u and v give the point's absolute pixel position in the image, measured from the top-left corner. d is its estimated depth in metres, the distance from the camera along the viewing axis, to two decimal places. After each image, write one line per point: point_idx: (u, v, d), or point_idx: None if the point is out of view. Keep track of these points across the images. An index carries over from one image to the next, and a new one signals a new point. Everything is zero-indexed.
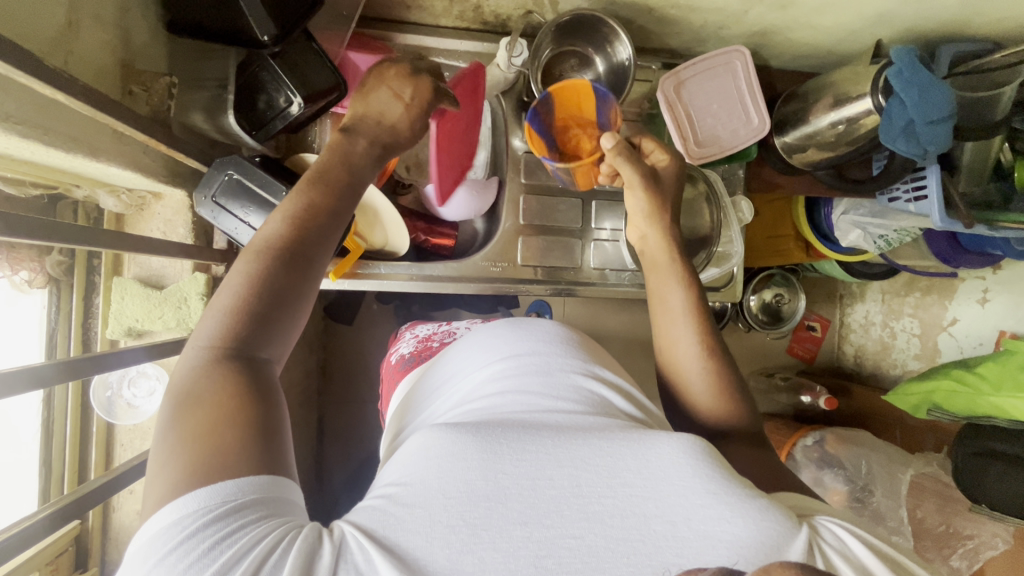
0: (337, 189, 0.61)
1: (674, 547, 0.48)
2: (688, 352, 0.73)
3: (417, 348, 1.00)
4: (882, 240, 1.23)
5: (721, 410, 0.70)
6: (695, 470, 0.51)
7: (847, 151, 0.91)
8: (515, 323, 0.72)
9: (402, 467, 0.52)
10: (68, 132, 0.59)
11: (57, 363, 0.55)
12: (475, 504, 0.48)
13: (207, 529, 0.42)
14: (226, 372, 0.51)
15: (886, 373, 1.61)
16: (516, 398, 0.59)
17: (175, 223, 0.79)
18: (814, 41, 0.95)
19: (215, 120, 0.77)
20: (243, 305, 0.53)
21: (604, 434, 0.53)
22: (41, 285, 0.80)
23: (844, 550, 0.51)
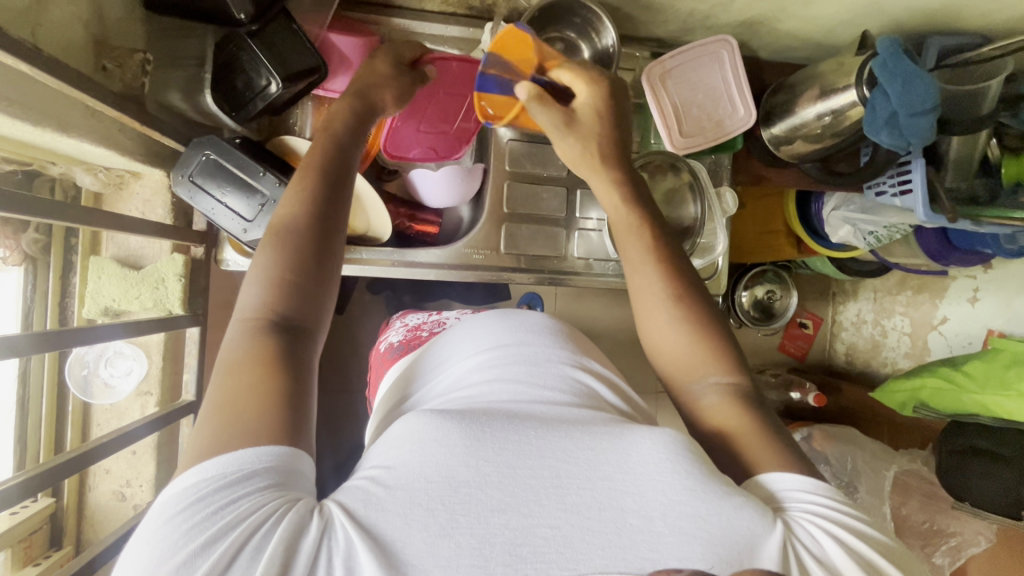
0: (333, 166, 0.62)
1: (649, 541, 0.47)
2: (658, 301, 0.67)
3: (406, 337, 1.00)
4: (872, 236, 1.23)
5: (698, 363, 0.64)
6: (676, 465, 0.50)
7: (833, 143, 0.91)
8: (506, 315, 0.72)
9: (385, 451, 0.51)
10: (38, 106, 0.58)
11: (32, 333, 0.54)
12: (456, 489, 0.47)
13: (216, 495, 0.42)
14: (265, 340, 0.52)
15: (876, 371, 1.61)
16: (503, 387, 0.59)
17: (153, 204, 0.80)
18: (803, 32, 0.94)
19: (192, 100, 0.77)
20: (281, 277, 0.55)
21: (587, 427, 0.53)
22: (16, 263, 0.80)
23: (820, 549, 0.49)
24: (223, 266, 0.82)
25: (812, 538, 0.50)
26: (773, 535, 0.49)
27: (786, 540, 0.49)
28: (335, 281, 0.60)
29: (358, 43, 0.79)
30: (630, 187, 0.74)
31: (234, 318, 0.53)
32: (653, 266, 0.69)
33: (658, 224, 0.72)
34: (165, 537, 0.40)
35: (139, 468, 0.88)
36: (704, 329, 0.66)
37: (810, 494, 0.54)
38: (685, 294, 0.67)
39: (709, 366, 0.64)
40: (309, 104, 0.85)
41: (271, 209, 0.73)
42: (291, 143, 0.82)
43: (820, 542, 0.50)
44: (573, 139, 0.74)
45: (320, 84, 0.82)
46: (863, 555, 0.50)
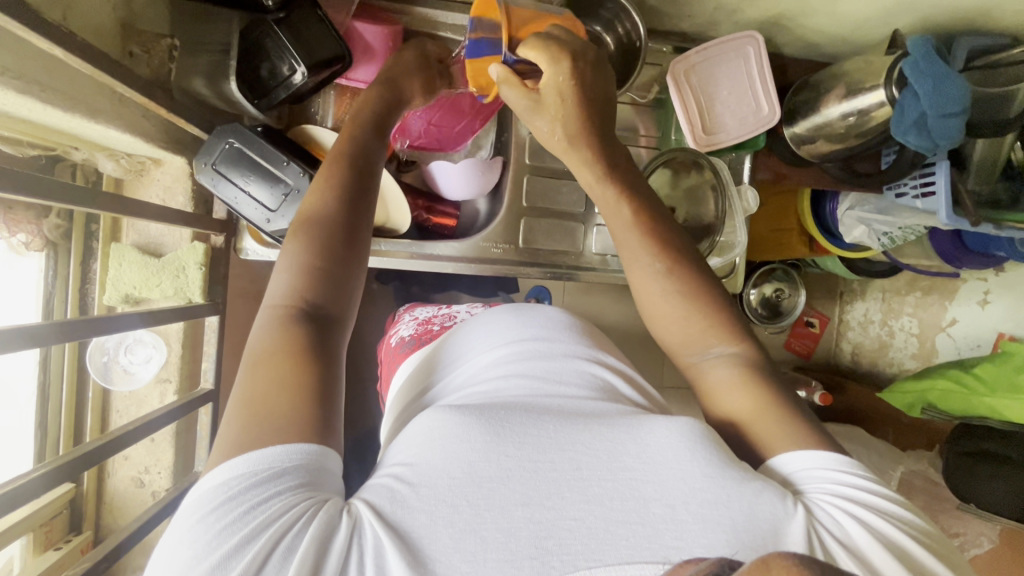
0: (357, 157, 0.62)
1: (673, 529, 0.46)
2: (655, 273, 0.65)
3: (418, 331, 0.99)
4: (887, 237, 1.22)
5: (699, 335, 0.63)
6: (694, 453, 0.50)
7: (856, 144, 0.90)
8: (519, 309, 0.72)
9: (405, 446, 0.50)
10: (67, 91, 0.57)
11: (54, 324, 0.54)
12: (478, 485, 0.46)
13: (248, 493, 0.42)
14: (296, 329, 0.51)
15: (882, 371, 1.61)
16: (520, 382, 0.58)
17: (174, 190, 0.79)
18: (829, 29, 0.93)
19: (215, 86, 0.75)
20: (311, 267, 0.54)
21: (604, 419, 0.53)
22: (38, 248, 0.80)
23: (844, 531, 0.47)
24: (241, 255, 0.82)
25: (834, 521, 0.48)
26: (796, 519, 0.47)
27: (808, 526, 0.47)
28: (362, 273, 0.59)
29: (383, 32, 0.79)
30: (624, 168, 0.72)
31: (263, 309, 0.53)
32: (642, 237, 0.67)
33: (645, 200, 0.70)
34: (197, 540, 0.40)
35: (158, 455, 0.88)
36: (702, 297, 0.64)
37: (832, 474, 0.51)
38: (678, 261, 0.66)
39: (711, 338, 0.63)
40: (332, 94, 0.85)
41: (295, 199, 0.72)
42: (312, 132, 0.82)
43: (845, 524, 0.47)
44: (548, 117, 0.70)
45: (343, 74, 0.81)
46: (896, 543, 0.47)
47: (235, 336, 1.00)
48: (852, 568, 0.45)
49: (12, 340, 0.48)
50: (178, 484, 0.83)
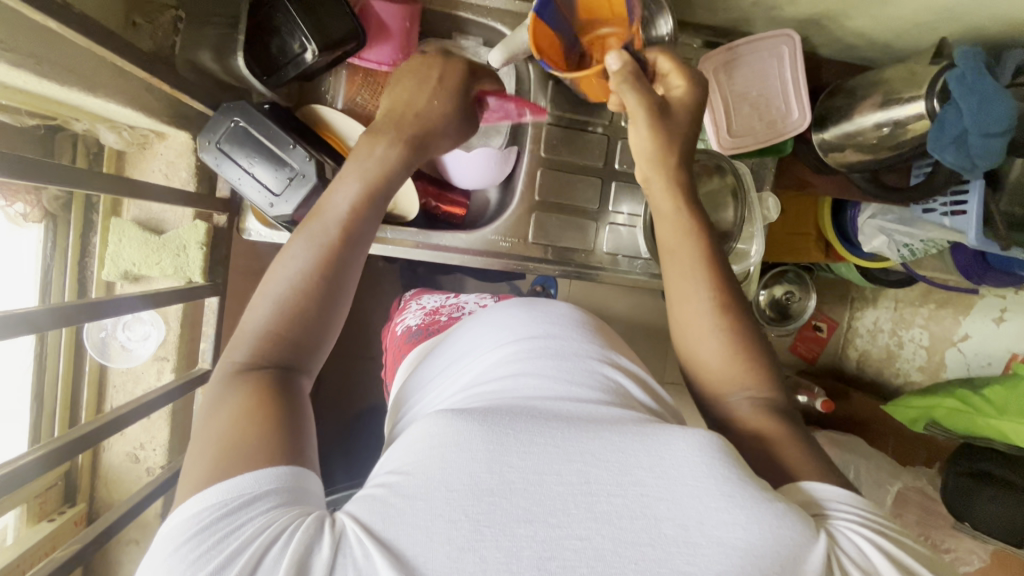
0: (371, 197, 0.62)
1: (685, 553, 0.41)
2: (708, 316, 0.65)
3: (423, 322, 0.97)
4: (907, 249, 1.18)
5: (734, 375, 0.63)
6: (712, 470, 0.45)
7: (887, 157, 0.86)
8: (529, 307, 0.66)
9: (403, 454, 0.46)
10: (64, 64, 0.54)
11: (51, 310, 0.53)
12: (479, 498, 0.42)
13: (219, 523, 0.40)
14: (255, 381, 0.51)
15: (887, 381, 1.59)
16: (528, 381, 0.53)
17: (177, 166, 0.76)
18: (870, 32, 0.88)
19: (222, 61, 0.69)
20: (277, 321, 0.55)
21: (614, 426, 0.48)
22: (37, 219, 0.77)
23: (861, 559, 0.46)
24: (245, 235, 0.81)
25: (858, 550, 0.46)
26: (817, 545, 0.44)
27: (830, 550, 0.45)
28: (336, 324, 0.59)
29: (400, 11, 0.75)
30: (688, 193, 0.71)
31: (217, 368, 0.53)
32: (705, 273, 0.66)
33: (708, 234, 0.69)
34: (171, 571, 0.38)
35: (153, 432, 0.84)
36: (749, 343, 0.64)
37: (847, 504, 0.50)
38: (730, 306, 0.65)
39: (745, 381, 0.62)
40: (343, 72, 0.81)
41: (299, 184, 0.70)
42: (320, 112, 0.79)
43: (866, 553, 0.46)
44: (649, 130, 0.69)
45: (355, 53, 0.77)
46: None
47: (234, 314, 0.98)
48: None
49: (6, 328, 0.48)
50: (171, 465, 0.80)
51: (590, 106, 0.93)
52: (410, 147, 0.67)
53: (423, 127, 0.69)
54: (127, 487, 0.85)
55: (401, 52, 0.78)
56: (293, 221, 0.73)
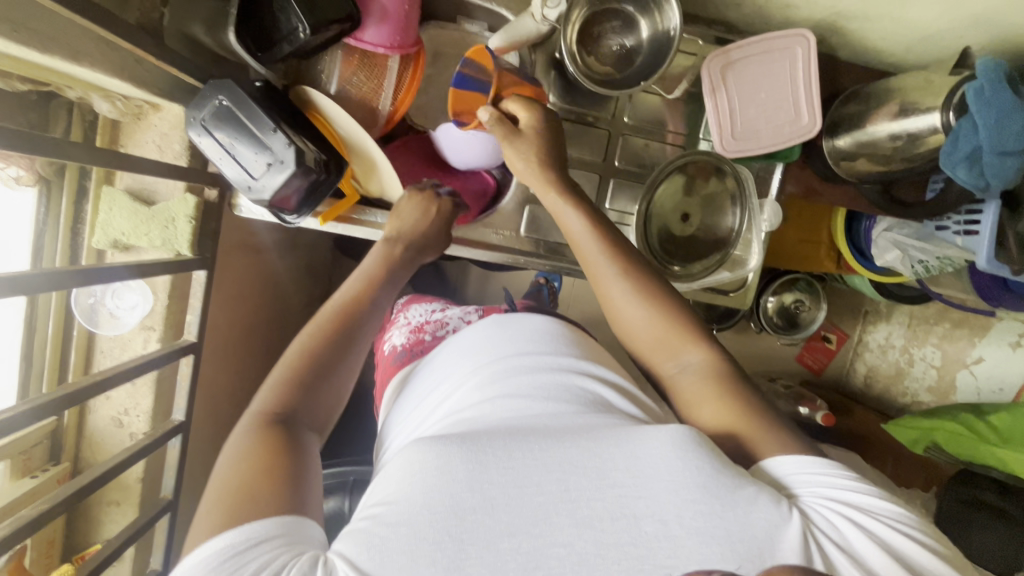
0: (377, 283, 0.71)
1: (665, 547, 0.44)
2: (619, 290, 0.68)
3: (408, 343, 0.86)
4: (921, 265, 1.13)
5: (670, 343, 0.65)
6: (686, 462, 0.47)
7: (900, 169, 0.83)
8: (503, 325, 0.67)
9: (387, 485, 0.47)
10: (47, 32, 0.54)
11: (46, 273, 0.55)
12: (460, 517, 0.44)
13: (224, 565, 0.41)
14: (268, 431, 0.52)
15: (895, 399, 1.55)
16: (507, 402, 0.55)
17: (170, 138, 0.76)
18: (891, 36, 0.84)
19: (215, 34, 0.71)
20: (294, 376, 0.58)
21: (591, 433, 0.50)
22: (29, 183, 0.74)
23: (838, 537, 0.47)
24: (238, 211, 0.83)
25: (833, 524, 0.48)
26: (792, 525, 0.46)
27: (805, 530, 0.46)
28: (354, 374, 0.63)
29: None
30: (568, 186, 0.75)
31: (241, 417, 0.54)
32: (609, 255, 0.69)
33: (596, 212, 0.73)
34: None
35: (137, 399, 0.83)
36: (670, 307, 0.67)
37: (812, 475, 0.52)
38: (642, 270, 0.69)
39: (682, 348, 0.65)
40: (339, 52, 0.80)
41: (278, 169, 0.70)
42: (311, 94, 0.79)
43: (841, 529, 0.48)
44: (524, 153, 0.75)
45: (351, 33, 0.76)
46: (889, 544, 0.47)
47: (233, 287, 0.98)
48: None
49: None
50: (156, 433, 0.80)
51: (592, 98, 0.91)
52: (414, 253, 0.78)
53: (424, 245, 0.79)
54: (111, 450, 0.84)
55: (398, 35, 0.77)
56: (273, 204, 0.73)
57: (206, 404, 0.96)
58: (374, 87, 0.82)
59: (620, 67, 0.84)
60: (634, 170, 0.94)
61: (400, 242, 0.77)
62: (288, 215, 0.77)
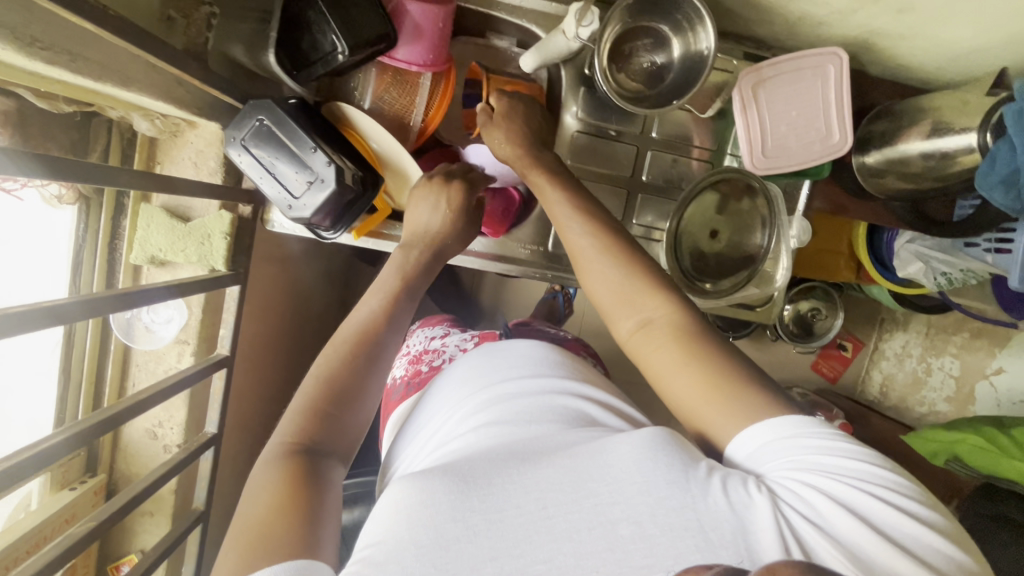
0: (398, 298, 0.71)
1: (642, 548, 0.44)
2: (587, 249, 0.67)
3: (406, 374, 0.85)
4: (943, 277, 1.13)
5: (633, 299, 0.64)
6: (658, 461, 0.48)
7: (932, 188, 0.82)
8: (490, 353, 0.69)
9: (375, 525, 0.48)
10: (98, 60, 0.55)
11: (80, 300, 0.54)
12: (445, 548, 0.44)
13: None
14: (294, 464, 0.53)
15: (910, 409, 1.54)
16: (491, 429, 0.56)
17: (206, 155, 0.77)
18: (922, 53, 0.83)
19: (255, 55, 0.72)
20: (315, 407, 0.58)
21: (567, 449, 0.51)
22: (71, 202, 0.75)
23: (807, 509, 0.45)
24: (270, 227, 0.85)
25: (799, 496, 0.46)
26: (758, 506, 0.45)
27: (776, 515, 0.44)
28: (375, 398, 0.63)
29: (433, 11, 0.73)
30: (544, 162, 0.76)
31: (266, 448, 0.55)
32: (579, 216, 0.69)
33: (569, 183, 0.74)
34: None
35: (172, 412, 0.84)
36: (637, 265, 0.65)
37: (777, 449, 0.51)
38: (611, 230, 0.68)
39: (645, 304, 0.63)
40: (372, 69, 0.80)
41: (318, 188, 0.71)
42: (345, 110, 0.80)
43: (810, 500, 0.46)
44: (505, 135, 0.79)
45: (386, 52, 0.76)
46: (865, 516, 0.45)
47: (263, 298, 0.99)
48: (837, 563, 0.42)
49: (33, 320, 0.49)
50: (190, 447, 0.81)
51: (621, 113, 0.91)
52: (432, 257, 0.77)
53: (440, 244, 0.79)
54: (146, 463, 0.86)
55: (431, 53, 0.77)
56: (309, 222, 0.75)
57: (237, 414, 0.98)
58: (406, 103, 0.82)
59: (650, 84, 0.84)
60: (661, 185, 0.94)
61: (417, 246, 0.77)
62: (325, 231, 0.78)
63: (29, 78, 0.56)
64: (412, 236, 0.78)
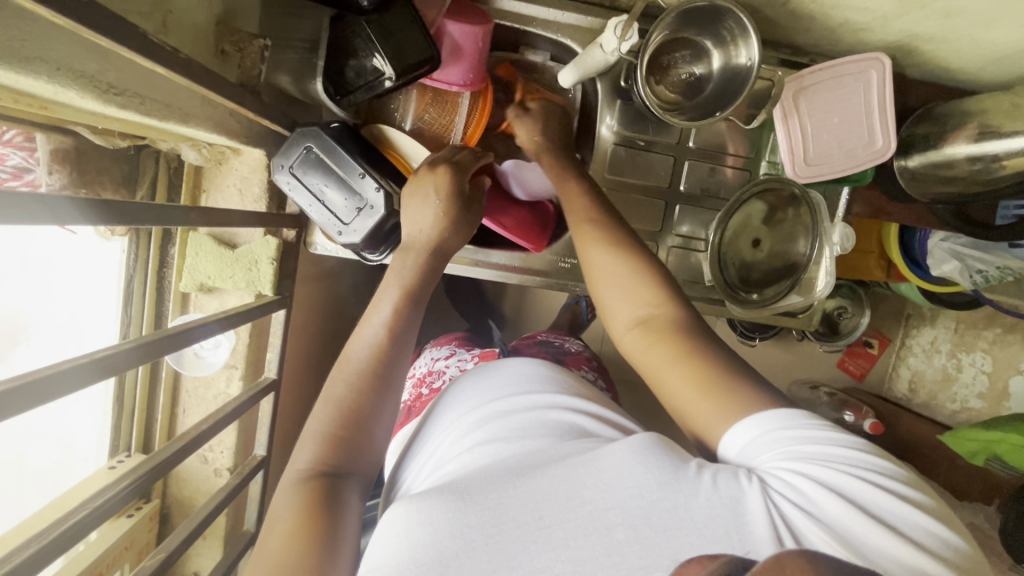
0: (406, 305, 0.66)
1: (639, 550, 0.43)
2: (597, 242, 0.68)
3: (409, 399, 0.85)
4: (980, 274, 1.11)
5: (632, 297, 0.64)
6: (647, 465, 0.48)
7: (978, 191, 0.82)
8: (486, 371, 0.68)
9: (379, 547, 0.48)
10: (162, 99, 0.56)
11: (136, 345, 0.53)
12: (445, 565, 0.44)
13: None
14: (311, 487, 0.54)
15: (939, 406, 1.48)
16: (488, 443, 0.55)
17: (251, 182, 0.78)
18: (965, 56, 0.82)
19: (301, 85, 0.76)
20: (334, 432, 0.57)
21: (562, 460, 0.51)
22: (122, 233, 0.75)
23: (801, 499, 0.44)
24: (313, 249, 0.86)
25: (790, 484, 0.45)
26: (750, 497, 0.44)
27: (768, 504, 0.44)
28: (389, 415, 0.62)
29: (472, 32, 0.73)
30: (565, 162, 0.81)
31: (284, 475, 0.55)
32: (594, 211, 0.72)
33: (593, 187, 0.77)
34: None
35: (222, 436, 0.84)
36: (640, 262, 0.65)
37: (772, 437, 0.49)
38: (609, 224, 0.70)
39: (645, 302, 0.63)
40: (412, 90, 0.81)
41: (368, 214, 0.73)
42: (386, 132, 0.80)
43: (801, 490, 0.44)
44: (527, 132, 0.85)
45: (427, 75, 0.76)
46: (858, 501, 0.44)
47: (304, 318, 1.00)
48: (831, 549, 0.41)
49: (94, 373, 0.47)
50: (241, 470, 0.81)
51: (658, 123, 0.90)
52: (436, 259, 0.70)
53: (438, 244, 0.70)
54: (198, 487, 0.86)
55: (471, 73, 0.77)
56: (357, 246, 0.76)
57: (282, 436, 0.98)
58: (445, 122, 0.83)
59: (688, 95, 0.84)
60: (697, 194, 0.94)
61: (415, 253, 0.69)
62: (369, 254, 0.79)
63: (94, 119, 0.57)
64: (408, 239, 0.71)
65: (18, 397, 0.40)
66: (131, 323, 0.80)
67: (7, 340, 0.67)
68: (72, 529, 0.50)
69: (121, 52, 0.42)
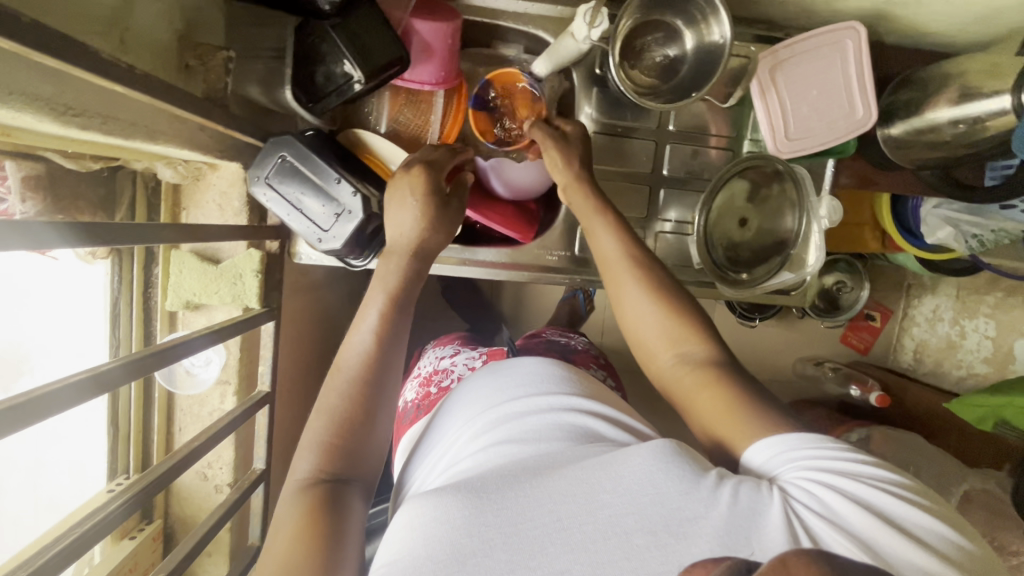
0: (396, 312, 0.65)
1: (659, 555, 0.43)
2: (628, 272, 0.68)
3: (417, 398, 0.84)
4: (974, 239, 1.09)
5: (675, 335, 0.64)
6: (668, 473, 0.47)
7: (963, 154, 0.80)
8: (495, 368, 0.66)
9: (392, 544, 0.48)
10: (127, 117, 0.55)
11: (124, 362, 0.52)
12: (463, 562, 0.44)
13: None
14: (316, 493, 0.53)
15: (946, 373, 1.46)
16: (501, 443, 0.54)
17: (230, 196, 0.77)
18: (941, 18, 0.81)
19: (271, 93, 0.75)
20: (333, 440, 0.57)
21: (574, 462, 0.50)
22: (104, 256, 0.75)
23: (822, 508, 0.44)
24: (298, 259, 0.86)
25: (813, 495, 0.45)
26: (773, 507, 0.44)
27: (788, 512, 0.44)
28: (387, 422, 0.61)
29: (440, 28, 0.72)
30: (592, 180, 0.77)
31: (287, 483, 0.55)
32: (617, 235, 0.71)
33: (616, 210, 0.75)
34: None
35: (219, 451, 0.84)
36: (680, 303, 0.65)
37: (796, 452, 0.49)
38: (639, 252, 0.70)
39: (687, 342, 0.63)
40: (386, 92, 0.80)
41: (346, 220, 0.72)
42: (362, 137, 0.79)
43: (827, 502, 0.44)
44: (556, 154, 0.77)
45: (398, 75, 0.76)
46: (884, 514, 0.43)
47: (296, 329, 1.00)
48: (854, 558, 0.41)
49: (85, 391, 0.47)
50: (241, 485, 0.81)
51: (635, 109, 0.90)
52: (420, 261, 0.70)
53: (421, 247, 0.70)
54: (199, 504, 0.86)
55: (443, 70, 0.76)
56: (341, 253, 0.76)
57: (282, 449, 0.98)
58: (422, 123, 0.82)
59: (664, 78, 0.83)
60: (682, 178, 0.93)
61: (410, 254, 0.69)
62: (354, 259, 0.79)
63: (63, 143, 0.56)
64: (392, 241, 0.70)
65: (8, 420, 0.40)
66: (120, 346, 0.79)
67: (12, 369, 0.70)
68: (65, 552, 0.50)
69: (72, 72, 0.42)
